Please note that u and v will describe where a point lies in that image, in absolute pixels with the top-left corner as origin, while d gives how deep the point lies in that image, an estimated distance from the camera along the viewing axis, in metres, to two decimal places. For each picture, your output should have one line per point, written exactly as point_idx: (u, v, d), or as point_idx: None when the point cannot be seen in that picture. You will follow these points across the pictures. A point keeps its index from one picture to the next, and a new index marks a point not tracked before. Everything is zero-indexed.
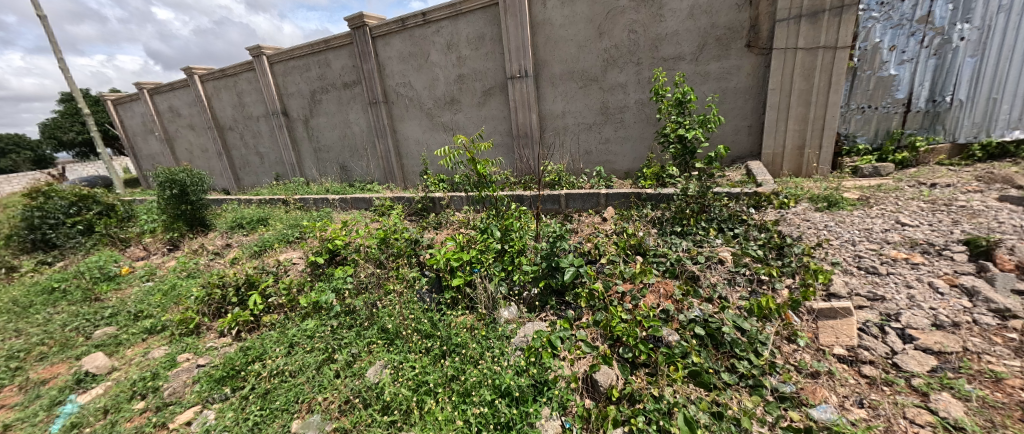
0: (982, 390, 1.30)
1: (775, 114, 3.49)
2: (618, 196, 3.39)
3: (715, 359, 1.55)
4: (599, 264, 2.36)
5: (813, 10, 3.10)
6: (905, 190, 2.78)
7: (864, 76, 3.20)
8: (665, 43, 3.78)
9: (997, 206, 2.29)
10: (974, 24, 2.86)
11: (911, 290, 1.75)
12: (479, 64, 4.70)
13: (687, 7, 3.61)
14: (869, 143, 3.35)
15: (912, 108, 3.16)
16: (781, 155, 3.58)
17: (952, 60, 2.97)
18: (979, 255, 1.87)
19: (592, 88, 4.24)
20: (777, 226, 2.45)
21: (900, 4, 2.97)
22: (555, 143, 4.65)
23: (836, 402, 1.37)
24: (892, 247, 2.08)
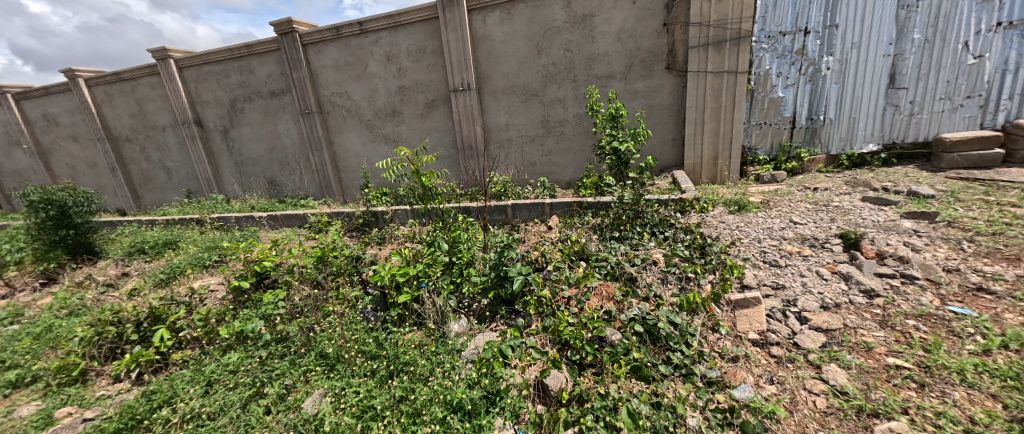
0: (860, 358, 1.56)
1: (693, 128, 3.91)
2: (561, 204, 3.54)
3: (654, 353, 1.68)
4: (546, 271, 2.45)
5: (717, 39, 3.57)
6: (795, 194, 3.27)
7: (760, 97, 3.73)
8: (597, 62, 4.07)
9: (861, 205, 2.80)
10: (836, 57, 3.48)
11: (805, 278, 2.06)
12: (421, 76, 4.67)
13: (615, 30, 3.93)
14: (766, 154, 3.90)
15: (797, 124, 3.74)
16: (700, 165, 4.00)
17: (823, 86, 3.57)
18: (852, 246, 2.26)
19: (533, 103, 4.41)
20: (700, 228, 2.74)
21: (782, 38, 3.53)
22: (500, 155, 4.73)
23: (753, 381, 1.55)
24: (788, 242, 2.43)
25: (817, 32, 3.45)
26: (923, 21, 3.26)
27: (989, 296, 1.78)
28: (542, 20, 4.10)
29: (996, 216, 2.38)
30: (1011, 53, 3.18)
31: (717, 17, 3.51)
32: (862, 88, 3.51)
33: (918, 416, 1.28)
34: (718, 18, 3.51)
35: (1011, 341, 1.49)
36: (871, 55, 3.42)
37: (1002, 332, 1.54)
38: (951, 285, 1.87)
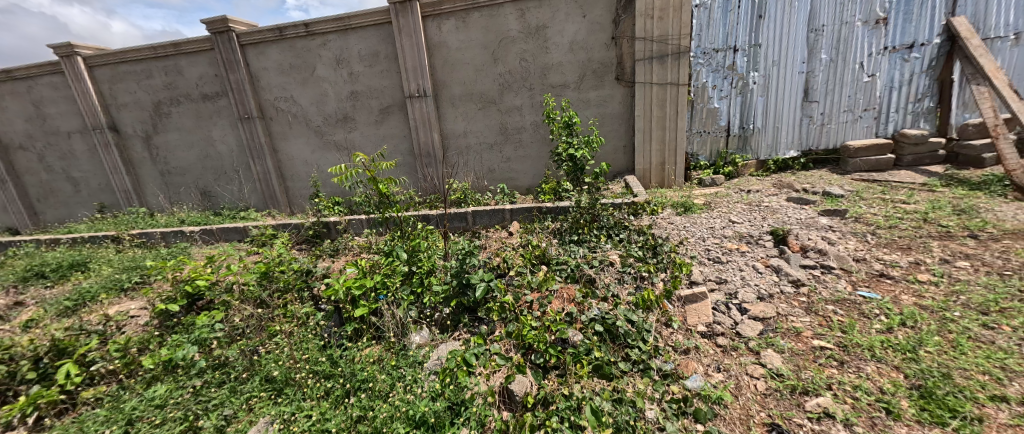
0: (791, 343, 1.73)
1: (642, 136, 4.15)
2: (521, 210, 3.59)
3: (614, 350, 1.75)
4: (508, 276, 2.46)
5: (660, 54, 3.84)
6: (733, 196, 3.58)
7: (699, 107, 4.05)
8: (552, 72, 4.20)
9: (786, 205, 3.12)
10: (761, 73, 3.87)
11: (744, 272, 2.26)
12: (374, 82, 4.53)
13: (568, 42, 4.08)
14: (706, 160, 4.23)
15: (731, 133, 4.11)
16: (649, 170, 4.25)
17: (751, 98, 3.96)
18: (781, 241, 2.51)
19: (490, 110, 4.45)
20: (651, 229, 2.90)
21: (715, 55, 3.88)
22: (458, 162, 4.71)
23: (703, 371, 1.66)
24: (728, 240, 2.65)
25: (744, 50, 3.83)
26: (829, 44, 3.72)
27: (889, 280, 2.07)
28: (497, 29, 4.15)
29: (891, 212, 2.78)
30: (896, 73, 3.72)
31: (659, 33, 3.79)
32: (783, 101, 3.94)
33: (839, 390, 1.44)
34: (661, 34, 3.78)
35: (906, 319, 1.74)
36: (789, 72, 3.84)
37: (899, 311, 1.79)
38: (859, 273, 2.15)
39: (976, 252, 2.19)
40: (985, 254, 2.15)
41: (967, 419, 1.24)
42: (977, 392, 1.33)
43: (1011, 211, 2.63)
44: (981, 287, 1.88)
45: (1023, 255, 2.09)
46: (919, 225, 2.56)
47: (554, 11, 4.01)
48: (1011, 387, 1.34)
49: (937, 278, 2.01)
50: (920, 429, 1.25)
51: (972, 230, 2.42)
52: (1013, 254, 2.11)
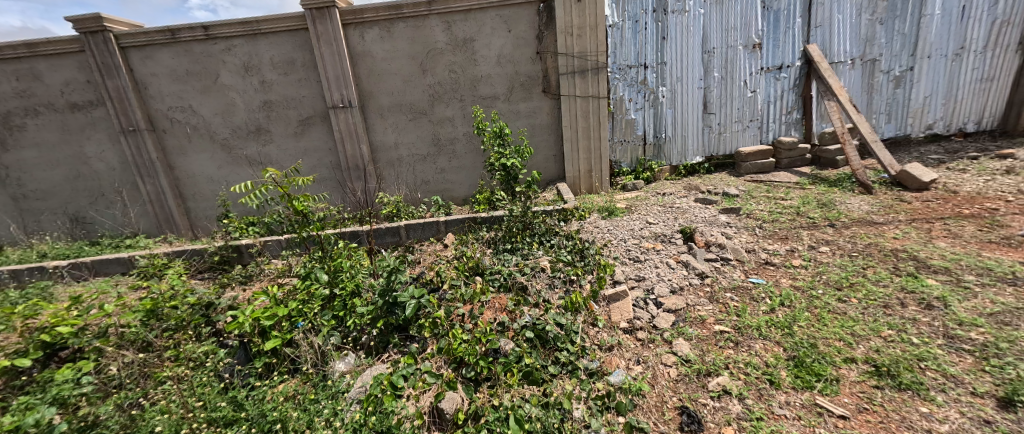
0: (698, 330, 1.93)
1: (570, 145, 4.37)
2: (455, 222, 3.55)
3: (545, 355, 1.80)
4: (441, 291, 2.42)
5: (581, 69, 4.10)
6: (651, 198, 3.92)
7: (619, 118, 4.39)
8: (481, 83, 4.25)
9: (694, 205, 3.50)
10: (669, 88, 4.32)
11: (659, 268, 2.47)
12: (290, 91, 4.21)
13: (495, 55, 4.17)
14: (628, 166, 4.58)
15: (647, 141, 4.50)
16: (579, 177, 4.47)
17: (662, 110, 4.39)
18: (690, 238, 2.79)
19: (421, 121, 4.37)
20: (579, 234, 3.06)
21: (629, 70, 4.24)
22: (390, 175, 4.55)
23: (625, 365, 1.78)
24: (646, 240, 2.89)
25: (653, 67, 4.24)
26: (721, 63, 4.27)
27: (772, 266, 2.41)
28: (423, 40, 4.11)
29: (773, 207, 3.25)
30: (772, 90, 4.39)
31: (579, 50, 4.05)
32: (688, 113, 4.42)
33: (735, 368, 1.64)
34: (581, 51, 4.05)
35: (785, 300, 2.03)
36: (691, 87, 4.33)
37: (780, 294, 2.09)
38: (750, 262, 2.48)
39: (833, 238, 2.65)
40: (839, 240, 2.61)
41: (828, 381, 1.50)
42: (835, 356, 1.61)
43: (856, 203, 3.23)
44: (836, 268, 2.28)
45: (864, 239, 2.57)
46: (793, 218, 3.02)
47: (480, 24, 4.07)
48: (858, 349, 1.64)
49: (806, 262, 2.39)
50: (796, 394, 1.47)
51: (830, 220, 2.93)
52: (858, 238, 2.59)
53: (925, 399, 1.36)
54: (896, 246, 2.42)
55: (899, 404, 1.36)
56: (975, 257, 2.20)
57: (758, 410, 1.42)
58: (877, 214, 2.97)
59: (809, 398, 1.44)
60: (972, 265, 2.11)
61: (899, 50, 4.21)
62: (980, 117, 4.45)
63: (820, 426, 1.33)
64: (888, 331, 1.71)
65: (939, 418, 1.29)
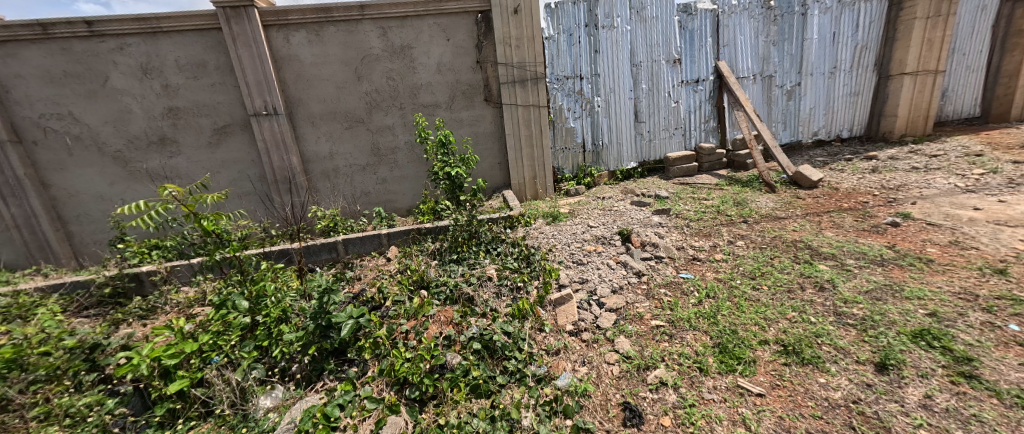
0: (636, 326, 2.04)
1: (514, 153, 4.43)
2: (398, 233, 3.41)
3: (492, 366, 1.78)
4: (383, 308, 2.31)
5: (521, 79, 4.19)
6: (591, 203, 4.10)
7: (559, 126, 4.56)
8: (422, 91, 4.16)
9: (630, 208, 3.72)
10: (603, 97, 4.57)
11: (601, 270, 2.58)
12: (202, 97, 3.78)
13: (435, 63, 4.11)
14: (570, 173, 4.76)
15: (586, 149, 4.72)
16: (524, 184, 4.55)
17: (598, 119, 4.63)
18: (627, 239, 2.95)
19: (359, 130, 4.15)
20: (524, 240, 3.09)
21: (566, 81, 4.43)
22: (325, 187, 4.26)
23: (571, 367, 1.81)
24: (588, 242, 3.00)
25: (588, 78, 4.47)
26: (648, 76, 4.62)
27: (699, 261, 2.63)
28: (357, 46, 3.92)
29: (698, 207, 3.56)
30: (691, 101, 4.85)
31: (518, 60, 4.14)
32: (622, 121, 4.72)
33: (670, 360, 1.76)
34: (519, 61, 4.13)
35: (710, 292, 2.22)
36: (623, 97, 4.63)
37: (706, 287, 2.28)
38: (680, 259, 2.68)
39: (747, 233, 2.96)
40: (752, 234, 2.93)
41: (748, 363, 1.67)
42: (751, 339, 1.79)
43: (764, 201, 3.66)
44: (751, 259, 2.55)
45: (771, 232, 2.91)
46: (715, 216, 3.34)
47: (417, 32, 3.99)
48: (769, 331, 1.84)
49: (726, 256, 2.65)
50: (721, 378, 1.62)
51: (744, 217, 3.27)
52: (767, 232, 2.92)
53: (822, 371, 1.57)
54: (796, 238, 2.78)
55: (803, 378, 1.56)
56: (854, 243, 2.59)
57: (690, 397, 1.53)
58: (780, 210, 3.39)
59: (733, 381, 1.59)
60: (852, 250, 2.48)
61: (790, 68, 4.89)
62: (852, 125, 5.28)
63: (743, 406, 1.47)
64: (792, 313, 1.95)
65: (833, 386, 1.49)
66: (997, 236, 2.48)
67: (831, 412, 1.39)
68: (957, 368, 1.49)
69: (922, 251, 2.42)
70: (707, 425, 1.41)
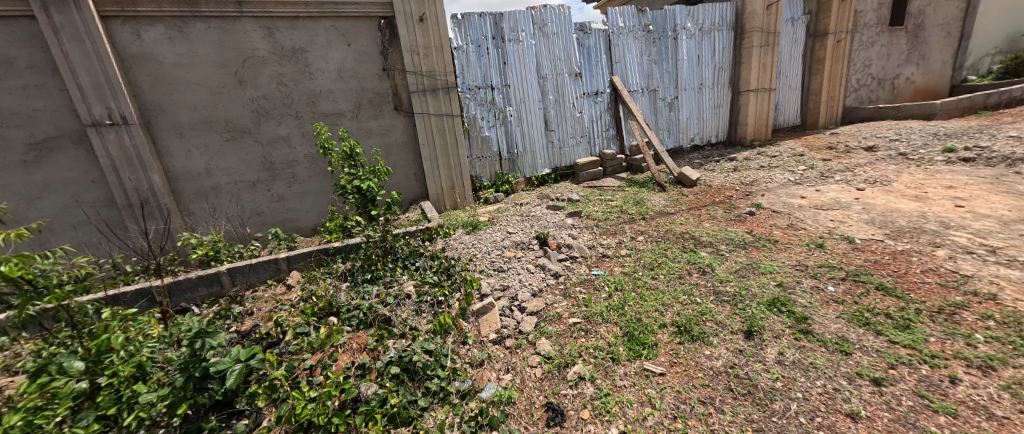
0: (556, 326, 2.12)
1: (430, 163, 4.31)
2: (300, 256, 3.06)
3: (413, 389, 1.68)
4: (281, 344, 2.04)
5: (432, 88, 4.12)
6: (510, 209, 4.19)
7: (474, 135, 4.59)
8: (321, 99, 3.82)
9: (545, 212, 3.89)
10: (514, 107, 4.73)
11: (521, 275, 2.63)
12: (10, 102, 2.94)
13: (334, 69, 3.81)
14: (488, 180, 4.82)
15: (502, 157, 4.82)
16: (442, 194, 4.45)
17: (512, 128, 4.77)
18: (544, 242, 3.07)
19: (244, 141, 3.63)
20: (444, 252, 3.01)
21: (478, 91, 4.49)
22: (202, 209, 3.63)
23: (496, 377, 1.80)
24: (508, 249, 3.03)
25: (499, 89, 4.59)
26: (553, 88, 4.92)
27: (608, 258, 2.86)
28: (236, 46, 3.45)
29: (605, 208, 3.87)
30: (593, 111, 5.29)
31: (427, 69, 4.06)
32: (533, 130, 4.92)
33: (587, 355, 1.86)
34: (429, 70, 4.06)
35: (618, 285, 2.43)
36: (533, 107, 4.84)
37: (615, 281, 2.49)
38: (592, 257, 2.88)
39: (646, 228, 3.31)
40: (650, 229, 3.28)
41: (651, 346, 1.85)
42: (654, 325, 1.99)
43: (658, 199, 4.15)
44: (650, 252, 2.85)
45: (664, 227, 3.30)
46: (619, 215, 3.67)
47: (311, 34, 3.66)
48: (667, 315, 2.07)
49: (630, 251, 2.93)
50: (630, 364, 1.76)
51: (643, 214, 3.66)
52: (661, 227, 3.31)
53: (708, 344, 1.82)
54: (683, 230, 3.19)
55: (693, 353, 1.78)
56: (725, 231, 3.07)
57: (605, 387, 1.64)
58: (670, 206, 3.87)
59: (639, 365, 1.75)
60: (724, 237, 2.94)
61: (669, 83, 5.65)
62: (718, 132, 6.30)
63: (649, 387, 1.62)
64: (684, 297, 2.22)
65: (716, 356, 1.73)
66: (818, 217, 3.17)
67: (716, 379, 1.62)
68: (799, 326, 1.84)
69: (771, 234, 2.97)
70: (620, 411, 1.52)
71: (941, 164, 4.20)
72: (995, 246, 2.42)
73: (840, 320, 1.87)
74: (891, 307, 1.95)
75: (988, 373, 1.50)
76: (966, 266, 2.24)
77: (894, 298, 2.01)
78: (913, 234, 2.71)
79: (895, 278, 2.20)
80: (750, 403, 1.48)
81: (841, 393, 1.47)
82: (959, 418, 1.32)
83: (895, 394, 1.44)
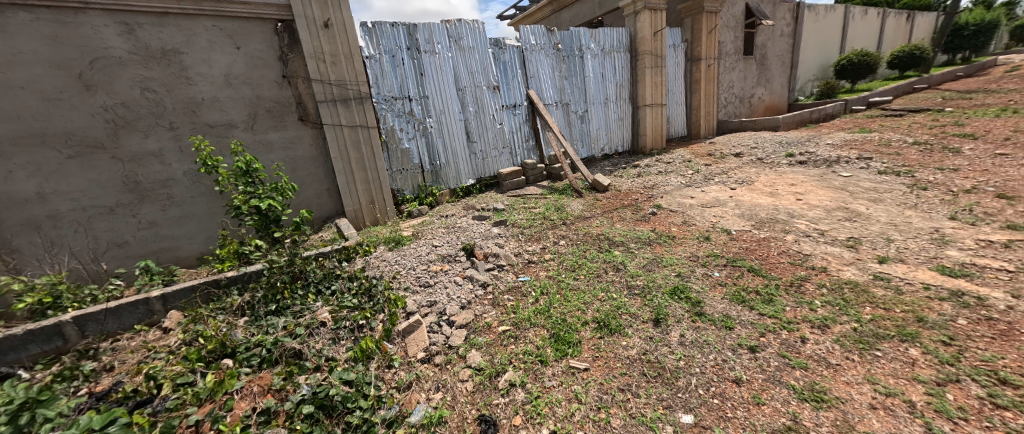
0: (486, 336, 2.12)
1: (344, 177, 4.01)
2: (181, 293, 2.60)
3: (331, 427, 1.53)
4: (156, 402, 1.69)
5: (342, 98, 3.87)
6: (434, 221, 4.10)
7: (393, 148, 4.42)
8: (205, 108, 3.33)
9: (471, 222, 3.89)
10: (434, 118, 4.66)
11: (449, 288, 2.56)
12: None
13: (221, 74, 3.36)
14: (410, 193, 4.65)
15: (424, 169, 4.71)
16: (360, 210, 4.16)
17: (432, 140, 4.70)
18: (471, 254, 3.05)
19: (95, 158, 2.98)
20: (363, 272, 2.81)
21: (395, 102, 4.36)
22: (33, 244, 2.86)
23: (425, 398, 1.73)
24: (434, 263, 2.94)
25: (417, 100, 4.50)
26: (472, 100, 4.97)
27: (533, 264, 2.96)
28: (81, 44, 2.85)
29: (529, 216, 4.01)
30: (512, 123, 5.45)
31: (336, 78, 3.80)
32: (455, 141, 4.90)
33: (517, 360, 1.89)
34: (338, 78, 3.81)
35: (543, 289, 2.52)
36: (453, 118, 4.82)
37: (541, 285, 2.58)
38: (518, 264, 2.95)
39: (567, 233, 3.51)
40: (570, 233, 3.48)
41: (575, 344, 1.95)
42: (580, 325, 2.10)
43: (576, 205, 4.43)
44: (571, 255, 3.02)
45: (582, 230, 3.53)
46: (542, 221, 3.84)
47: (187, 34, 3.19)
48: (588, 312, 2.21)
49: (552, 255, 3.07)
50: (557, 364, 1.84)
51: (563, 219, 3.87)
52: (580, 230, 3.53)
53: (624, 335, 1.98)
54: (599, 232, 3.45)
55: (613, 345, 1.92)
56: (634, 230, 3.40)
57: (535, 390, 1.69)
58: (587, 211, 4.16)
59: (566, 363, 1.83)
60: (633, 236, 3.24)
61: (579, 97, 6.12)
62: (624, 142, 6.97)
63: (575, 383, 1.70)
64: (601, 294, 2.39)
65: (630, 346, 1.89)
66: (704, 214, 3.69)
67: (632, 366, 1.77)
68: (695, 310, 2.11)
69: (670, 230, 3.38)
70: (550, 411, 1.57)
71: (786, 166, 5.21)
72: (824, 230, 3.08)
73: (724, 301, 2.19)
74: (759, 285, 2.35)
75: (825, 330, 1.89)
76: (806, 247, 2.80)
77: (761, 277, 2.43)
78: (771, 224, 3.30)
79: (761, 261, 2.65)
80: (661, 383, 1.65)
81: (728, 362, 1.72)
82: (809, 370, 1.65)
83: (765, 357, 1.74)
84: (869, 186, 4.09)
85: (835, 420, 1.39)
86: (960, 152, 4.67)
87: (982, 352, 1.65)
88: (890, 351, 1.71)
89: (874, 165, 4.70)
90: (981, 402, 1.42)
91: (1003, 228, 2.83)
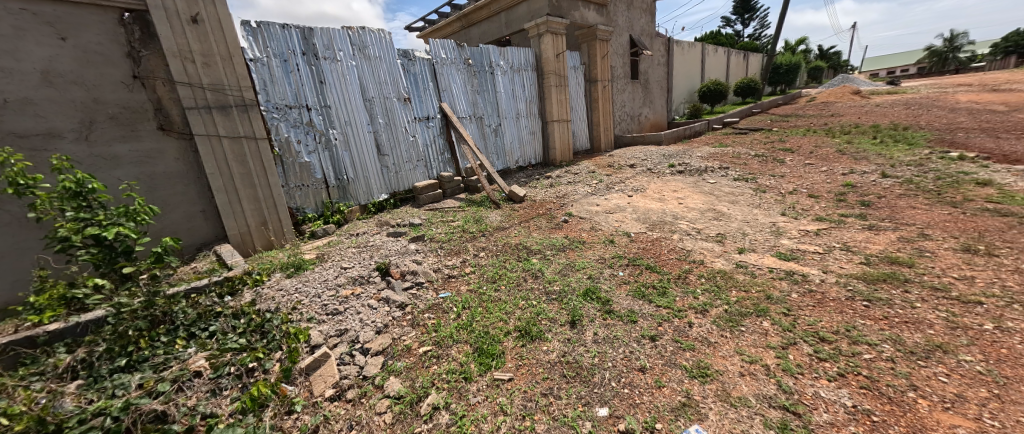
0: (405, 360, 1.99)
1: (225, 196, 3.42)
2: None
3: None
4: None
5: (219, 104, 3.33)
6: (343, 241, 3.76)
7: (289, 162, 3.96)
8: (9, 112, 2.56)
9: (384, 239, 3.65)
10: (337, 129, 4.31)
11: (362, 313, 2.35)
12: None
13: (35, 69, 2.64)
14: (313, 212, 4.20)
15: (329, 184, 4.30)
16: (248, 234, 3.58)
17: (337, 153, 4.33)
18: (386, 273, 2.86)
19: None
20: (253, 306, 2.41)
21: (290, 111, 3.94)
22: None
23: None
24: (343, 287, 2.68)
25: (317, 109, 4.13)
26: (382, 111, 4.73)
27: (453, 278, 2.89)
28: None
29: (447, 229, 3.94)
30: (426, 136, 5.32)
31: (210, 81, 3.27)
32: (364, 154, 4.58)
33: (439, 381, 1.81)
34: (212, 82, 3.27)
35: (465, 304, 2.47)
36: (361, 130, 4.52)
37: (462, 300, 2.53)
38: (437, 280, 2.86)
39: (486, 244, 3.51)
40: (489, 245, 3.50)
41: (498, 356, 1.94)
42: (504, 336, 2.11)
43: (493, 216, 4.48)
44: (491, 266, 3.03)
45: (501, 241, 3.58)
46: (461, 234, 3.79)
47: None
48: (509, 322, 2.24)
49: (473, 268, 3.04)
50: (482, 379, 1.81)
51: (482, 231, 3.88)
52: (499, 241, 3.57)
53: (544, 340, 2.04)
54: (517, 242, 3.53)
55: (534, 351, 1.96)
56: (549, 238, 3.56)
57: (460, 409, 1.63)
58: (504, 222, 4.24)
59: (490, 376, 1.81)
60: (548, 244, 3.40)
61: (492, 111, 6.27)
62: (536, 155, 7.32)
63: (500, 396, 1.69)
64: (522, 303, 2.44)
65: (551, 350, 1.96)
66: (608, 219, 4.05)
67: (553, 370, 1.83)
68: (605, 308, 2.28)
69: (580, 236, 3.63)
70: (476, 428, 1.54)
71: (669, 175, 6.04)
72: (700, 228, 3.63)
73: (629, 297, 2.42)
74: (655, 280, 2.65)
75: (705, 314, 2.20)
76: (688, 244, 3.26)
77: (656, 273, 2.74)
78: (661, 225, 3.77)
79: (656, 259, 3.00)
80: (579, 382, 1.73)
81: (634, 354, 1.89)
82: (696, 350, 1.90)
83: (663, 344, 1.95)
84: (728, 191, 4.97)
85: (716, 391, 1.63)
86: (785, 162, 5.97)
87: (809, 318, 2.10)
88: (751, 326, 2.07)
89: (731, 173, 5.73)
90: (810, 358, 1.80)
91: (815, 220, 3.68)
